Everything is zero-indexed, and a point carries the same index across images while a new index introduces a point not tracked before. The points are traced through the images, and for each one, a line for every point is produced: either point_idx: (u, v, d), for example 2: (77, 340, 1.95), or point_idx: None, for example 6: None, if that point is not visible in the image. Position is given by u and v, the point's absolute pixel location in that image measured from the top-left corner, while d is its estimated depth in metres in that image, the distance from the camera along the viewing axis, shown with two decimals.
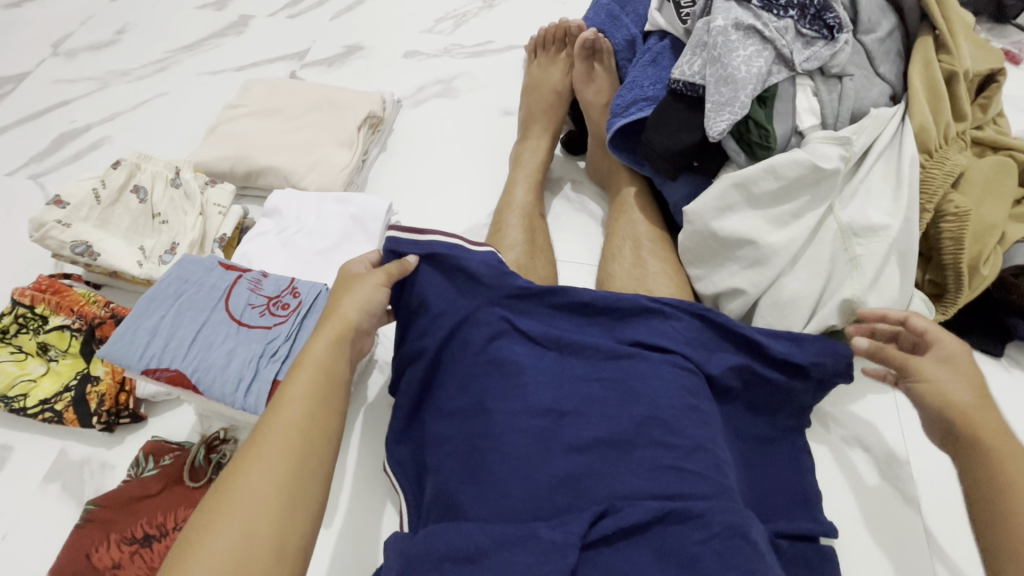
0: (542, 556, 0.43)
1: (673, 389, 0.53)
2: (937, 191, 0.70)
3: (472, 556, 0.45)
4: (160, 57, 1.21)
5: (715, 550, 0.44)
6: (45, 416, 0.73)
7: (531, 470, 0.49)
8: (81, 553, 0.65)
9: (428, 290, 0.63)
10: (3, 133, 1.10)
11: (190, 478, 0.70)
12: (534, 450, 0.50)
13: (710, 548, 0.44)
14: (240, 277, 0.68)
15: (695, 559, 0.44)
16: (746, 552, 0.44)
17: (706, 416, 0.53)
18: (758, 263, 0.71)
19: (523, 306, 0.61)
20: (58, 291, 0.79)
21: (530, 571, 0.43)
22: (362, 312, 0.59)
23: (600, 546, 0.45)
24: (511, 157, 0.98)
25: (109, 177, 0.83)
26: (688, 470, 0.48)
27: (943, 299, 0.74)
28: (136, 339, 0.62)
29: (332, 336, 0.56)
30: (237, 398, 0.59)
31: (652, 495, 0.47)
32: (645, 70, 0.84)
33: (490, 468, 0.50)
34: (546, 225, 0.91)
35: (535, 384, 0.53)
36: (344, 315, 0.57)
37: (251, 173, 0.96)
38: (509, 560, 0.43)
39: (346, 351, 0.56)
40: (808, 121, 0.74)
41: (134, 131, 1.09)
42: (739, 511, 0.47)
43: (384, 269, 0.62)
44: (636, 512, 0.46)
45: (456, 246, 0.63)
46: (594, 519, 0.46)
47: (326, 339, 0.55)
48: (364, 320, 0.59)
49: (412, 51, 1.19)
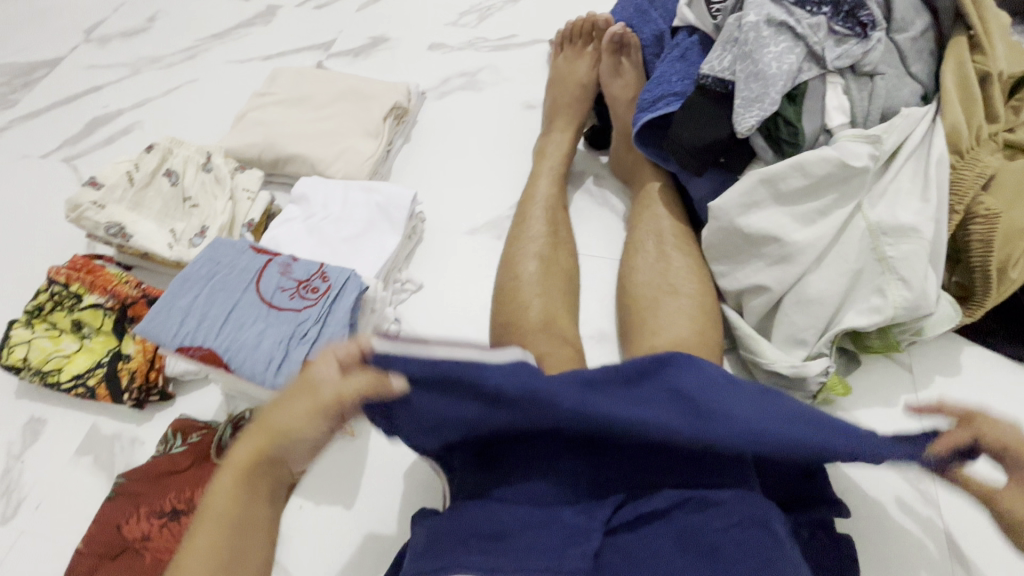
0: (567, 539, 0.48)
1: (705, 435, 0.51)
2: (966, 193, 0.70)
3: (500, 533, 0.49)
4: (191, 44, 1.23)
5: (733, 537, 0.47)
6: (79, 391, 0.76)
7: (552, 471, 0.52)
8: (112, 524, 0.67)
9: (436, 397, 0.45)
10: (38, 117, 1.13)
11: (217, 456, 0.72)
12: (554, 456, 0.52)
13: (728, 535, 0.47)
14: (270, 261, 0.69)
15: (715, 547, 0.47)
16: (764, 540, 0.47)
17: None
18: (784, 261, 0.72)
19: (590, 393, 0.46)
20: (91, 270, 0.80)
21: (554, 550, 0.47)
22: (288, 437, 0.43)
23: (621, 532, 0.50)
24: (534, 150, 0.98)
25: (144, 161, 0.85)
26: (703, 468, 0.52)
27: (970, 301, 0.74)
28: (171, 318, 0.63)
29: (242, 472, 0.43)
30: (267, 377, 0.61)
31: (672, 486, 0.51)
32: (673, 65, 0.84)
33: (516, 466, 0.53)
34: (569, 218, 0.91)
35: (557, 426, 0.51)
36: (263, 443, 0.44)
37: (279, 161, 0.97)
38: (535, 539, 0.48)
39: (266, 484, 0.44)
40: (837, 120, 0.72)
41: (164, 118, 1.11)
42: (759, 504, 0.50)
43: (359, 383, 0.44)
44: (655, 501, 0.50)
45: (467, 360, 0.44)
46: (616, 507, 0.51)
47: (236, 473, 0.43)
48: (292, 445, 0.44)
49: (437, 43, 1.19)
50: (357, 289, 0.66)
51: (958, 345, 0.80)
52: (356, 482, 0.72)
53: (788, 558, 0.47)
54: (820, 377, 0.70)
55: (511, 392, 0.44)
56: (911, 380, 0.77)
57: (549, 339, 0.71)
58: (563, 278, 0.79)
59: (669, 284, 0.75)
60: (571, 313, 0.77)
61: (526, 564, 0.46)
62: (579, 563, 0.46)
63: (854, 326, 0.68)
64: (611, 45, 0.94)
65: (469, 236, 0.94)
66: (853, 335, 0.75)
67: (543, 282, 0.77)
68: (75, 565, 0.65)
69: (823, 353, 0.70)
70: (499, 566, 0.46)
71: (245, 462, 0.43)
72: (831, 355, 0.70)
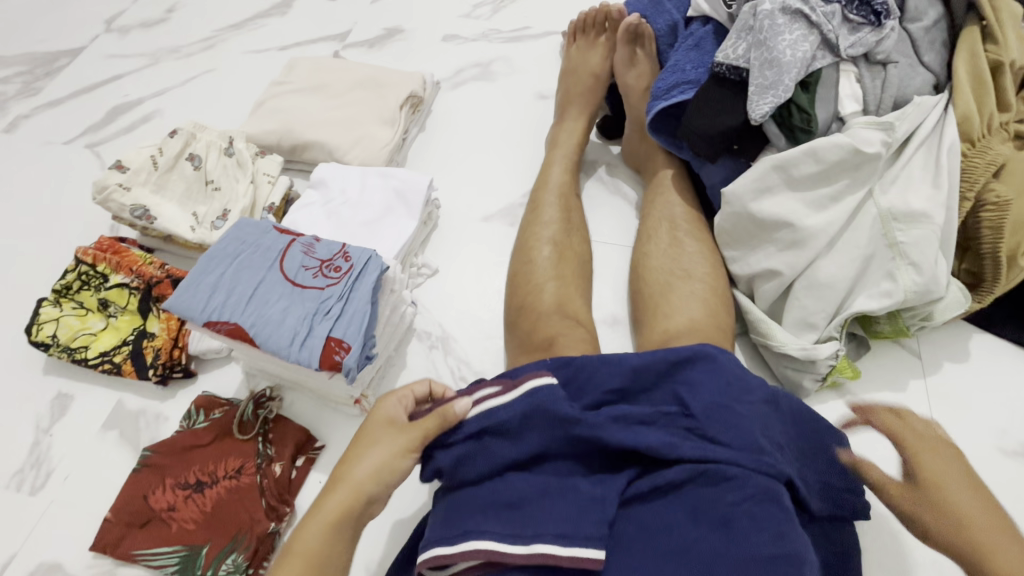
0: (581, 507, 0.50)
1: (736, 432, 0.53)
2: (977, 180, 0.71)
3: (515, 502, 0.51)
4: (209, 35, 1.25)
5: (747, 511, 0.49)
6: (105, 367, 0.78)
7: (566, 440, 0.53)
8: (139, 495, 0.70)
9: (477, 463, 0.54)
10: (61, 104, 1.15)
11: (239, 431, 0.73)
12: (570, 429, 0.53)
13: (742, 509, 0.49)
14: (294, 241, 0.70)
15: (728, 518, 0.49)
16: (777, 515, 0.48)
17: (741, 412, 0.53)
18: (795, 245, 0.73)
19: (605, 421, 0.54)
20: (117, 251, 0.82)
21: (570, 517, 0.49)
22: (371, 482, 0.53)
23: (635, 503, 0.52)
24: (546, 140, 1.00)
25: (167, 146, 0.87)
26: (720, 442, 0.52)
27: (979, 288, 0.75)
28: (199, 293, 0.65)
29: (331, 516, 0.51)
30: (292, 352, 0.63)
31: (690, 459, 0.51)
32: (688, 54, 0.85)
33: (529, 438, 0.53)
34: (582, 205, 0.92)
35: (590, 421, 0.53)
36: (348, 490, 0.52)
37: (297, 147, 0.99)
38: (550, 508, 0.50)
39: (347, 530, 0.51)
40: (850, 107, 0.74)
41: (184, 106, 1.13)
42: (772, 476, 0.51)
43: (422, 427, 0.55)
44: (671, 474, 0.51)
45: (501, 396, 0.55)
46: (630, 479, 0.52)
47: (325, 516, 0.50)
48: (373, 491, 0.53)
49: (451, 34, 1.21)
50: (378, 269, 0.68)
51: (966, 331, 0.80)
52: None
53: (797, 531, 0.49)
54: (829, 361, 0.71)
55: (534, 414, 0.53)
56: (919, 366, 0.78)
57: (563, 319, 0.72)
58: (576, 262, 0.80)
59: (682, 268, 0.76)
60: (585, 296, 0.78)
61: (542, 529, 0.49)
62: (593, 529, 0.48)
63: (865, 310, 0.69)
64: (627, 35, 0.95)
65: (484, 222, 0.95)
66: (862, 321, 0.76)
67: (557, 265, 0.79)
68: (104, 533, 0.68)
69: (832, 337, 0.72)
70: (516, 534, 0.49)
71: (333, 509, 0.51)
72: (841, 339, 0.72)
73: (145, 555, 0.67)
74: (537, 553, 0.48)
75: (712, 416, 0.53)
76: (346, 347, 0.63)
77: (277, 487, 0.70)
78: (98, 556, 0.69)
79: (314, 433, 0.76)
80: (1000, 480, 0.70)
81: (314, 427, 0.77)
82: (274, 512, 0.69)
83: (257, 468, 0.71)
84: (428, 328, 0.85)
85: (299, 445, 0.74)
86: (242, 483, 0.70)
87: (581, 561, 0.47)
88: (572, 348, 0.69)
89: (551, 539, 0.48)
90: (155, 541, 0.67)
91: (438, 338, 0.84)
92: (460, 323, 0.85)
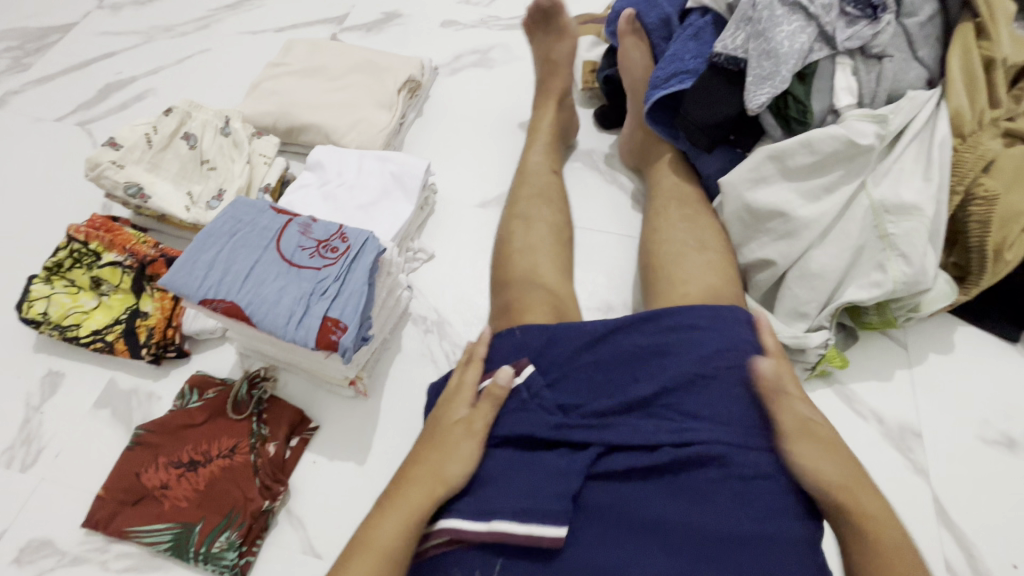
0: (552, 478, 0.51)
1: (724, 406, 0.53)
2: (967, 174, 0.72)
3: (484, 480, 0.53)
4: (204, 14, 1.23)
5: (730, 487, 0.50)
6: (98, 346, 0.78)
7: (535, 423, 0.54)
8: (131, 472, 0.70)
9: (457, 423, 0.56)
10: (51, 81, 1.13)
11: (233, 411, 0.73)
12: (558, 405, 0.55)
13: (723, 485, 0.50)
14: (290, 221, 0.70)
15: (707, 494, 0.50)
16: (769, 493, 0.50)
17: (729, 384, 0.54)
18: (789, 236, 0.74)
19: (581, 383, 0.57)
20: (110, 230, 0.82)
21: (536, 487, 0.51)
22: (439, 471, 0.53)
23: (607, 478, 0.52)
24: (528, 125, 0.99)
25: (162, 124, 0.86)
26: (701, 415, 0.53)
27: (966, 280, 0.77)
28: (195, 270, 0.65)
29: (409, 508, 0.51)
30: (289, 330, 0.63)
31: (668, 444, 0.52)
32: (687, 44, 0.85)
33: (519, 416, 0.55)
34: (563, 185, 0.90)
35: (565, 387, 0.57)
36: (423, 481, 0.52)
37: (293, 129, 0.99)
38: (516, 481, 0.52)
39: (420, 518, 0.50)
40: (845, 100, 0.74)
41: (178, 86, 1.12)
42: (766, 454, 0.51)
43: (466, 420, 0.56)
44: (644, 453, 0.52)
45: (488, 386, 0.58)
46: (598, 454, 0.53)
47: (399, 516, 0.50)
48: (442, 480, 0.52)
49: (450, 20, 1.20)
50: (375, 250, 0.67)
51: (951, 324, 0.82)
52: (365, 433, 0.75)
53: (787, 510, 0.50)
54: (819, 350, 0.73)
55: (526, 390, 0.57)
56: (905, 356, 0.80)
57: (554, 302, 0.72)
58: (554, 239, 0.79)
59: (662, 242, 0.75)
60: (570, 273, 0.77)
61: (500, 506, 0.50)
62: (554, 505, 0.49)
63: (855, 299, 0.71)
64: (630, 25, 0.91)
65: (480, 208, 0.95)
66: (852, 311, 0.78)
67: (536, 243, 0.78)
68: (97, 509, 0.68)
69: (822, 326, 0.73)
70: (477, 511, 0.51)
71: (411, 504, 0.51)
72: (831, 329, 0.73)
73: (137, 532, 0.67)
74: (497, 530, 0.49)
75: (692, 388, 0.54)
76: (343, 326, 0.63)
77: (271, 467, 0.70)
78: (90, 533, 0.69)
79: (308, 414, 0.76)
80: (980, 467, 0.72)
81: (308, 407, 0.77)
82: (269, 491, 0.69)
83: (251, 448, 0.71)
84: (423, 312, 0.85)
85: (293, 426, 0.74)
86: (236, 462, 0.70)
87: (542, 539, 0.48)
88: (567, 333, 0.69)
89: (509, 516, 0.49)
90: (147, 519, 0.67)
91: (433, 322, 0.84)
92: (456, 308, 0.85)
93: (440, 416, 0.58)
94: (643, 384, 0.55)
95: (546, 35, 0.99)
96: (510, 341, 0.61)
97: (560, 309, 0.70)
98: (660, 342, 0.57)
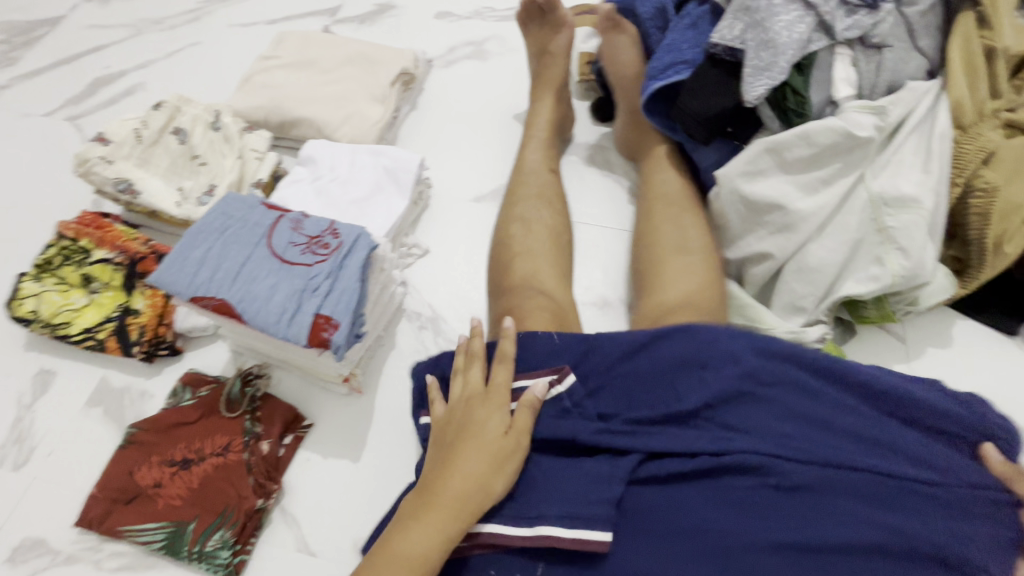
0: (591, 484, 0.50)
1: (765, 415, 0.51)
2: (967, 166, 0.72)
3: None
4: (194, 6, 1.21)
5: (770, 497, 0.48)
6: (89, 344, 0.77)
7: (576, 429, 0.53)
8: (123, 471, 0.69)
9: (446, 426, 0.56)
10: (39, 75, 1.11)
11: (226, 409, 0.73)
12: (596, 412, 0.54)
13: (762, 494, 0.48)
14: (282, 217, 0.69)
15: (743, 502, 0.48)
16: (812, 502, 0.47)
17: (774, 390, 0.51)
18: (787, 229, 0.73)
19: (614, 393, 0.55)
20: (100, 226, 0.81)
21: (576, 492, 0.50)
22: (477, 489, 0.50)
23: (648, 483, 0.51)
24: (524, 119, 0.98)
25: (151, 119, 0.85)
26: (740, 425, 0.51)
27: (965, 274, 0.76)
28: (185, 268, 0.64)
29: (444, 524, 0.49)
30: (280, 328, 0.62)
31: (709, 452, 0.50)
32: (685, 33, 0.84)
33: (559, 422, 0.54)
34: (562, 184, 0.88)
35: (601, 393, 0.55)
36: (460, 497, 0.50)
37: (286, 123, 0.98)
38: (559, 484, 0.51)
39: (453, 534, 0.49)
40: (844, 91, 0.73)
41: (168, 79, 1.10)
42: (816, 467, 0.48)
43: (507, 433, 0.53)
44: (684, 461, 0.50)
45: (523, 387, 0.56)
46: (639, 461, 0.51)
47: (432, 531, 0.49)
48: (480, 498, 0.50)
49: (444, 11, 1.18)
50: (368, 246, 0.67)
51: (950, 317, 0.81)
52: (361, 432, 0.74)
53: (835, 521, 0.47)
54: (816, 344, 0.72)
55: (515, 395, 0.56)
56: (904, 351, 0.79)
57: (546, 297, 0.71)
58: (550, 237, 0.78)
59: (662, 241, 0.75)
60: (563, 270, 0.76)
61: (547, 511, 0.50)
62: (601, 509, 0.49)
63: (852, 294, 0.70)
64: (606, 20, 0.93)
65: (475, 202, 0.94)
66: (850, 306, 0.77)
67: (530, 240, 0.77)
68: (89, 508, 0.68)
69: (819, 320, 0.73)
70: (523, 516, 0.50)
71: (443, 521, 0.49)
72: (827, 322, 0.72)
73: (131, 531, 0.66)
74: (542, 535, 0.49)
75: (738, 401, 0.51)
76: (335, 324, 0.62)
77: (265, 464, 0.70)
78: (83, 532, 0.68)
79: (302, 412, 0.76)
80: None
81: (302, 405, 0.76)
82: (263, 489, 0.69)
83: (244, 446, 0.70)
84: (418, 308, 0.84)
85: (287, 423, 0.74)
86: (230, 460, 0.70)
87: (591, 544, 0.48)
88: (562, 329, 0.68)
89: (555, 520, 0.49)
90: (141, 518, 0.67)
91: (428, 318, 0.84)
92: (451, 303, 0.85)
93: (467, 418, 0.54)
94: (687, 397, 0.52)
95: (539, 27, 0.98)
96: (532, 341, 0.59)
97: (555, 310, 0.70)
98: (709, 345, 0.54)
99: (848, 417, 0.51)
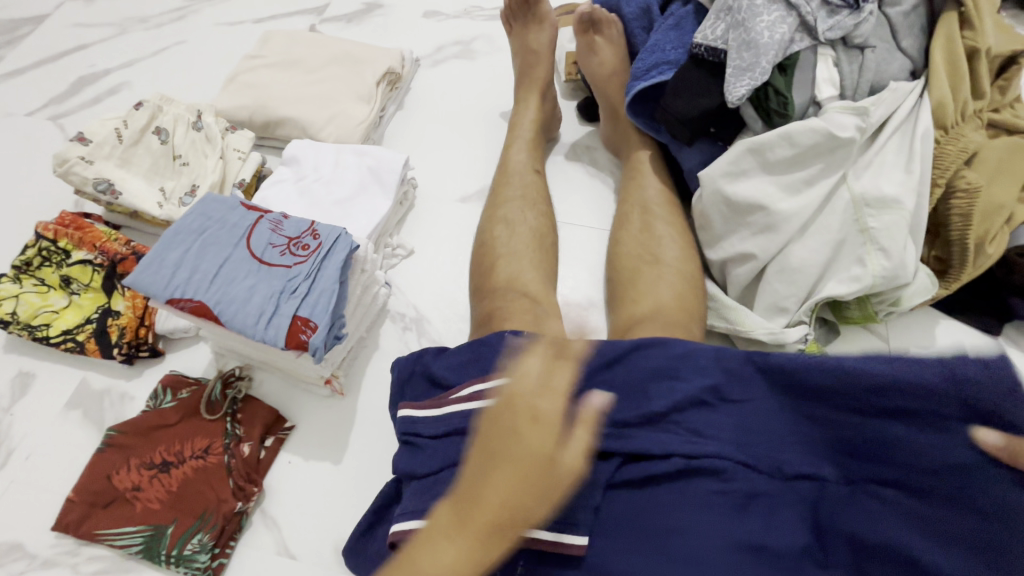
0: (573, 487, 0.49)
1: (729, 426, 0.50)
2: (948, 167, 0.71)
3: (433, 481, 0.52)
4: (180, 5, 1.20)
5: (731, 504, 0.47)
6: (68, 345, 0.76)
7: None
8: (102, 475, 0.69)
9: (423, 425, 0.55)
10: (22, 74, 1.10)
11: (207, 411, 0.72)
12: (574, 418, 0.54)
13: (725, 500, 0.47)
14: (261, 218, 0.68)
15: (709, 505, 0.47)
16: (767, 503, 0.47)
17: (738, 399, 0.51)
18: (769, 229, 0.73)
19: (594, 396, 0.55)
20: (81, 227, 0.80)
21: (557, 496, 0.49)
22: (516, 514, 0.46)
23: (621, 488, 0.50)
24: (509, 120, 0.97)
25: (132, 119, 0.84)
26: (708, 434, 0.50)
27: (947, 274, 0.76)
28: (162, 270, 0.63)
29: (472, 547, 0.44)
30: (258, 330, 0.62)
31: (680, 454, 0.49)
32: (668, 34, 0.84)
33: None
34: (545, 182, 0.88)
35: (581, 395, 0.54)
36: (495, 517, 0.45)
37: (270, 123, 0.97)
38: None
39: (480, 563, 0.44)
40: (827, 92, 0.74)
41: (153, 79, 1.10)
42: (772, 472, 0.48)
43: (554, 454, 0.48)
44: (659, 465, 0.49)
45: None
46: (620, 464, 0.50)
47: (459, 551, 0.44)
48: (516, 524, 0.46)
49: (432, 11, 1.18)
50: (347, 247, 0.66)
51: (934, 318, 0.82)
52: (343, 436, 0.74)
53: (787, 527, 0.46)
54: (799, 345, 0.72)
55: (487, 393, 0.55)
56: (887, 351, 0.80)
57: (528, 299, 0.71)
58: (533, 238, 0.78)
59: (642, 245, 0.76)
60: (545, 271, 0.76)
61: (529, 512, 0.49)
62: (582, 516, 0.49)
63: (834, 294, 0.70)
64: (582, 23, 0.92)
65: (461, 202, 0.94)
66: (833, 306, 0.77)
67: (514, 241, 0.77)
68: (66, 513, 0.67)
69: (802, 321, 0.72)
70: None
71: (473, 542, 0.44)
72: (810, 323, 0.72)
73: (109, 535, 0.66)
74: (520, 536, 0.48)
75: (704, 407, 0.51)
76: (313, 326, 0.62)
77: (245, 467, 0.70)
78: (61, 536, 0.68)
79: (283, 413, 0.75)
80: None
81: (284, 407, 0.76)
82: (242, 492, 0.68)
83: (225, 448, 0.70)
84: (402, 309, 0.84)
85: (268, 426, 0.73)
86: (209, 463, 0.69)
87: (567, 546, 0.48)
88: (545, 330, 0.68)
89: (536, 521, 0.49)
90: (119, 521, 0.66)
91: (412, 319, 0.83)
92: (435, 304, 0.84)
93: (514, 426, 0.49)
94: (657, 400, 0.52)
95: (524, 25, 0.99)
96: (517, 341, 0.58)
97: (537, 312, 0.69)
98: (687, 353, 0.54)
99: (822, 416, 0.48)
